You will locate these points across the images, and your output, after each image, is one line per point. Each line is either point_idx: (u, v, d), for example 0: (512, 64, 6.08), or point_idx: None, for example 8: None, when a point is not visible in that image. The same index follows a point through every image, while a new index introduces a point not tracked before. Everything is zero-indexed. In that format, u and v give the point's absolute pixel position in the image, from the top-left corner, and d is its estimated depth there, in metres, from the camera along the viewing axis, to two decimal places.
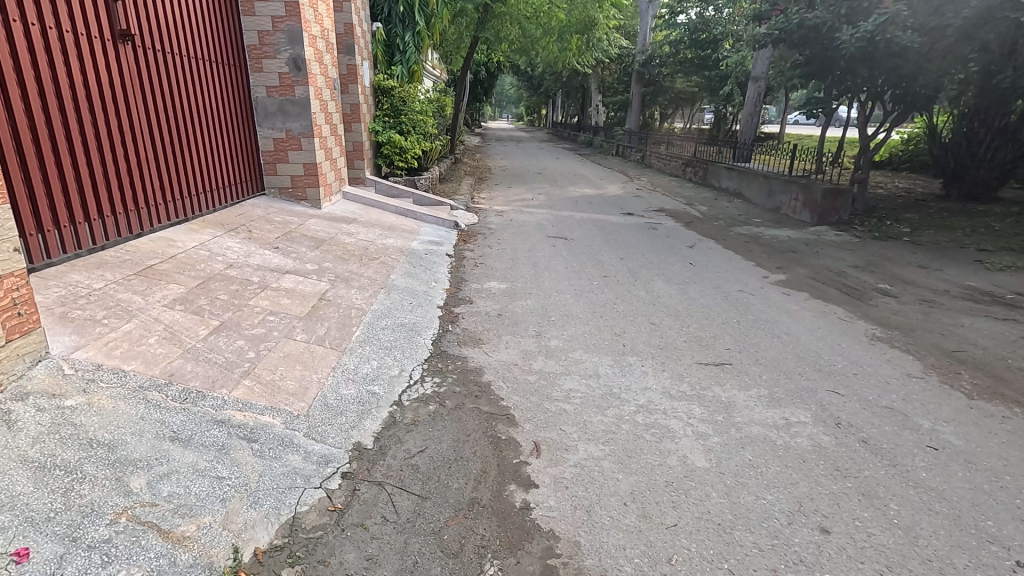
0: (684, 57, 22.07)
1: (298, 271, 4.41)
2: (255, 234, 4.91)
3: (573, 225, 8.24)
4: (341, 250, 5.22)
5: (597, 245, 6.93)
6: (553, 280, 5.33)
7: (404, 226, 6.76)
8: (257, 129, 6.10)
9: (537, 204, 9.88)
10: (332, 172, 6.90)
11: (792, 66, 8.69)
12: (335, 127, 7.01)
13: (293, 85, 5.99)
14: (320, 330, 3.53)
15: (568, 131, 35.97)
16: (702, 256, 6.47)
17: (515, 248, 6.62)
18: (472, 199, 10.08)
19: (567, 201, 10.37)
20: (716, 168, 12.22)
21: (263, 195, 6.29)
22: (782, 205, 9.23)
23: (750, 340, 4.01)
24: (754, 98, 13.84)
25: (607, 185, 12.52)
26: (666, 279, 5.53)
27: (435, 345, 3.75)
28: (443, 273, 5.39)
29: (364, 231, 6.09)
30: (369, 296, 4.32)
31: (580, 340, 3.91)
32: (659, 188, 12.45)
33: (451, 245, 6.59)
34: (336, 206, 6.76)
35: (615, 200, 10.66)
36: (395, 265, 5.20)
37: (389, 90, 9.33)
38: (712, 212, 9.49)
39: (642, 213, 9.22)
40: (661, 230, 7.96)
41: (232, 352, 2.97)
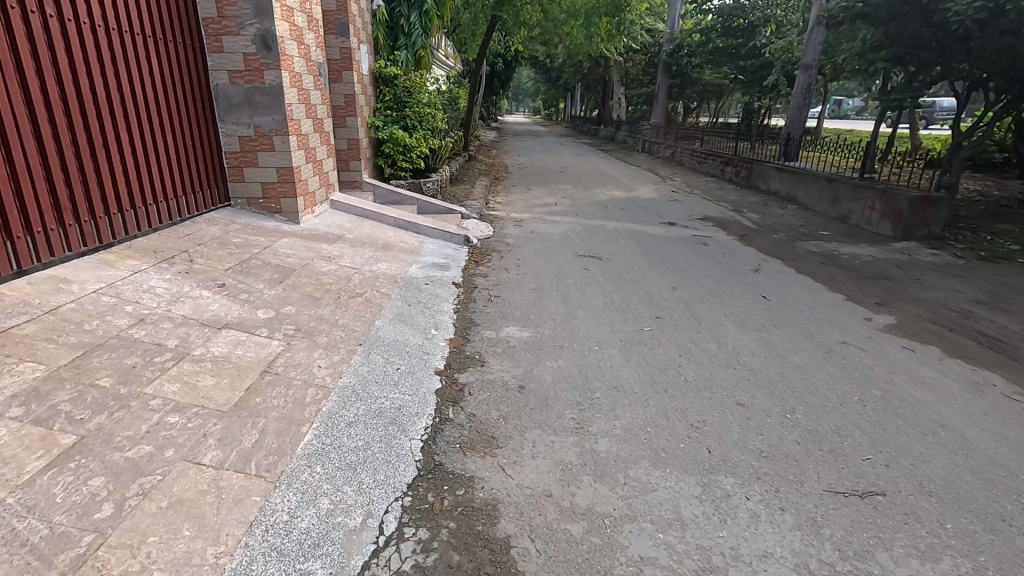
0: (716, 46, 20.65)
1: (245, 322, 3.20)
2: (197, 267, 3.70)
3: (606, 237, 6.93)
4: (315, 283, 4.01)
5: (640, 267, 5.62)
6: (590, 324, 4.06)
7: (403, 243, 5.53)
8: (218, 124, 4.89)
9: (560, 210, 8.59)
10: (317, 177, 5.67)
11: (870, 47, 7.29)
12: (320, 122, 5.77)
13: (262, 69, 4.77)
14: (249, 438, 2.29)
15: (588, 126, 34.56)
16: (775, 285, 5.14)
17: (539, 272, 5.34)
18: (486, 204, 8.81)
19: (596, 206, 9.06)
20: (763, 167, 10.81)
21: (228, 207, 5.08)
22: (852, 214, 7.82)
23: (896, 441, 2.71)
24: (803, 88, 12.35)
25: (638, 187, 11.18)
26: (738, 321, 4.23)
27: (427, 454, 2.50)
28: (447, 313, 4.14)
29: (351, 252, 4.88)
30: (338, 362, 3.08)
31: (640, 440, 2.66)
32: (697, 190, 11.06)
33: (460, 267, 5.34)
34: (321, 220, 5.54)
35: (650, 205, 9.31)
36: (382, 305, 3.95)
37: (392, 80, 8.08)
38: (766, 221, 8.11)
39: (685, 222, 7.87)
40: (713, 246, 6.63)
41: (65, 513, 1.73)
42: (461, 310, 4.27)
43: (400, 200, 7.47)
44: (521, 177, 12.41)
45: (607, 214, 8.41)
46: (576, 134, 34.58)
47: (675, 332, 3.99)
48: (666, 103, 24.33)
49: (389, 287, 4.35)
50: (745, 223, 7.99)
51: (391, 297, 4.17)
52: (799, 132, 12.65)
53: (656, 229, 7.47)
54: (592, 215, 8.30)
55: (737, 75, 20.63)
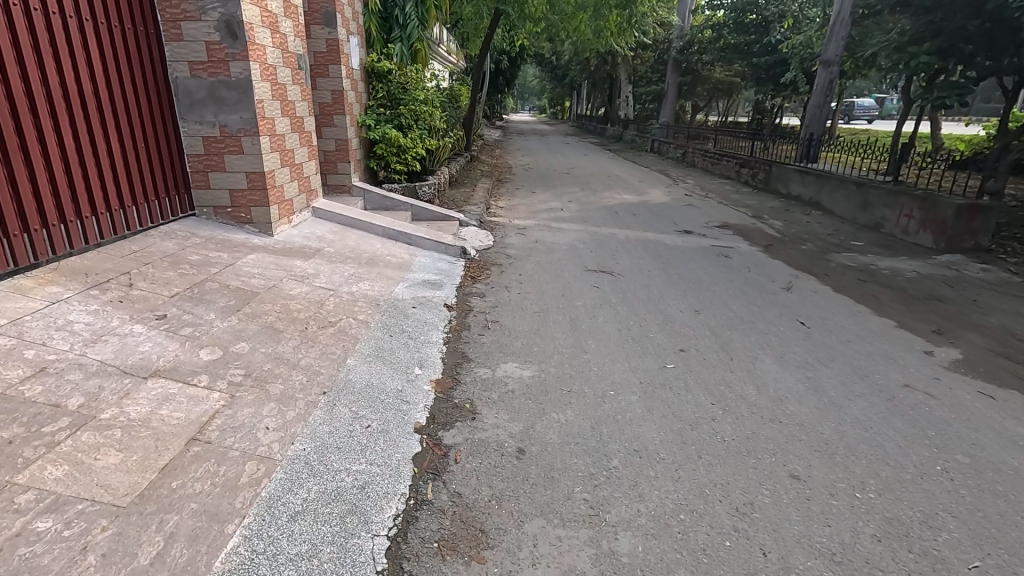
0: (728, 43, 20.05)
1: (182, 367, 2.61)
2: (136, 293, 3.11)
3: (617, 247, 6.32)
4: (280, 311, 3.42)
5: (657, 284, 5.01)
6: (603, 360, 3.45)
7: (389, 258, 4.93)
8: (179, 123, 4.30)
9: (567, 216, 7.98)
10: (295, 182, 5.07)
11: (909, 39, 6.65)
12: (300, 121, 5.18)
13: (227, 61, 4.18)
14: (149, 551, 1.69)
15: (594, 125, 33.94)
16: (812, 308, 4.51)
17: (543, 291, 4.74)
18: (487, 209, 8.21)
19: (605, 212, 8.45)
20: (782, 169, 10.16)
21: (192, 217, 4.49)
22: (886, 222, 7.17)
23: (1007, 538, 2.08)
24: (823, 86, 11.72)
25: (649, 190, 10.56)
26: (777, 356, 3.61)
27: (394, 561, 1.89)
28: (435, 346, 3.53)
29: (329, 269, 4.28)
30: (291, 422, 2.47)
31: (674, 537, 2.05)
32: (712, 194, 10.42)
33: (455, 285, 4.73)
34: (299, 230, 4.95)
35: (664, 210, 8.68)
36: (356, 339, 3.34)
37: (386, 75, 7.49)
38: (791, 229, 7.47)
39: (703, 230, 7.23)
40: (736, 259, 6.00)
41: None
42: (452, 340, 3.67)
43: (392, 206, 6.87)
44: (525, 178, 11.80)
45: (617, 220, 7.79)
46: (583, 133, 33.96)
47: (704, 370, 3.38)
48: (675, 101, 23.69)
49: (369, 313, 3.75)
50: (768, 231, 7.35)
51: (369, 326, 3.56)
52: (819, 131, 12.05)
53: (672, 238, 6.86)
54: (600, 222, 7.68)
55: (750, 73, 20.03)
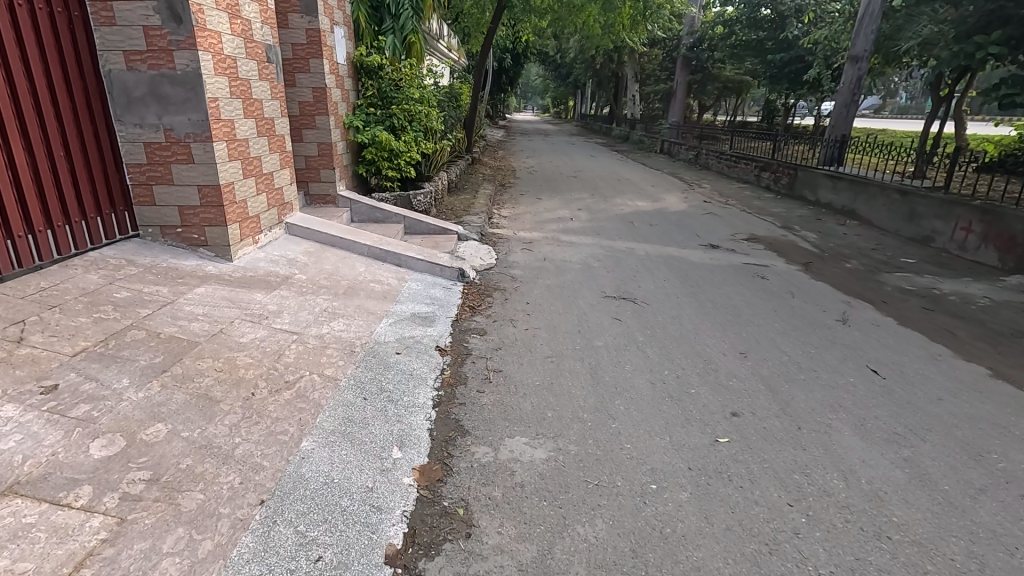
0: (742, 39, 19.31)
1: (59, 472, 1.86)
2: (27, 352, 2.36)
3: (637, 266, 5.55)
4: (224, 367, 2.68)
5: (689, 316, 4.24)
6: (636, 431, 2.69)
7: (372, 285, 4.17)
8: (116, 126, 3.55)
9: (578, 228, 7.22)
10: (264, 196, 4.32)
11: (966, 29, 5.87)
12: (270, 124, 4.42)
13: (171, 50, 3.45)
14: None
15: (599, 124, 33.16)
16: (880, 348, 3.75)
17: (556, 325, 3.98)
18: (489, 219, 7.45)
19: (620, 222, 7.69)
20: (809, 174, 9.39)
21: (135, 239, 3.74)
22: (936, 235, 6.39)
23: None
24: (850, 84, 10.93)
25: (664, 197, 9.79)
26: (856, 423, 2.85)
27: None
28: (421, 414, 2.77)
29: (296, 303, 3.53)
30: (202, 563, 1.70)
31: None
32: (732, 201, 9.64)
33: (450, 319, 3.98)
34: (268, 252, 4.20)
35: (683, 220, 7.91)
36: (317, 409, 2.58)
37: (377, 71, 6.72)
38: (828, 243, 6.69)
39: (730, 245, 6.46)
40: (774, 280, 5.24)
41: None
42: (443, 401, 2.92)
43: (382, 218, 6.12)
44: (530, 183, 11.03)
45: (633, 232, 7.02)
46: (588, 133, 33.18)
47: (767, 448, 2.62)
48: (685, 100, 22.90)
49: (339, 365, 2.99)
50: (803, 246, 6.57)
51: (337, 387, 2.80)
52: (844, 131, 11.23)
53: (698, 254, 6.09)
54: (615, 233, 6.92)
55: (763, 71, 19.27)
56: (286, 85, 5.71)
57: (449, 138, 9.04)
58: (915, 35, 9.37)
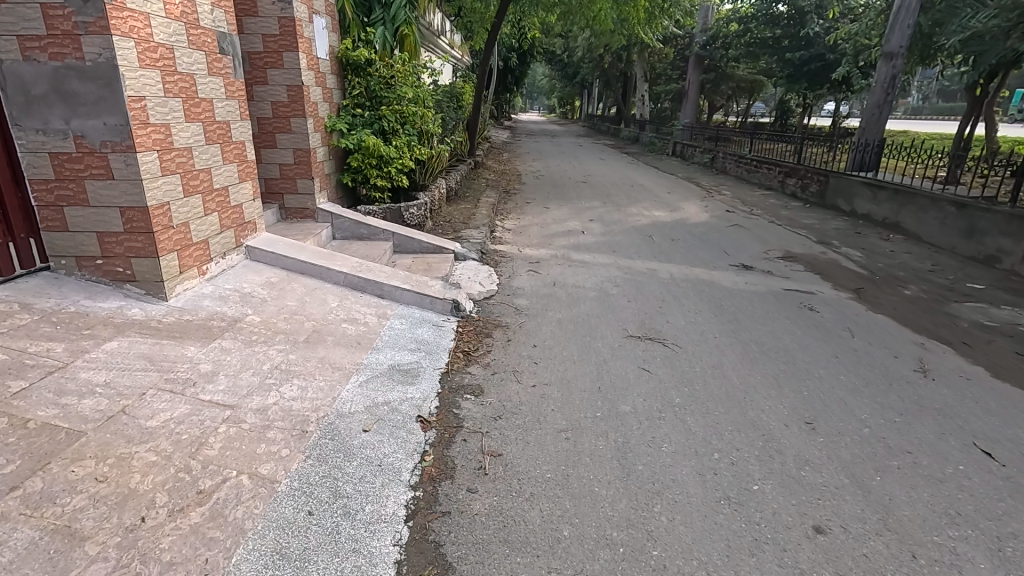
0: (758, 36, 18.49)
1: None
2: None
3: (662, 293, 4.77)
4: (111, 473, 1.92)
5: (733, 366, 3.45)
6: (688, 568, 1.91)
7: (343, 328, 3.40)
8: (11, 133, 2.80)
9: (591, 243, 6.44)
10: (215, 216, 3.55)
11: None
12: (224, 128, 3.65)
13: (75, 35, 2.66)
14: None
15: (607, 125, 32.35)
16: (982, 416, 2.95)
17: (570, 380, 3.20)
18: (492, 233, 6.69)
19: (636, 236, 6.90)
20: (842, 181, 8.58)
21: (44, 275, 2.99)
22: (1003, 255, 5.57)
23: None
24: (883, 83, 10.10)
25: (682, 205, 9.01)
26: (992, 550, 2.05)
27: None
28: (387, 534, 1.99)
29: (239, 360, 2.77)
30: None
31: None
32: (757, 210, 8.84)
33: (438, 371, 3.21)
34: (217, 286, 3.43)
35: (708, 234, 7.12)
36: (235, 544, 1.79)
37: (365, 68, 5.95)
38: (876, 263, 5.89)
39: (766, 266, 5.66)
40: (826, 313, 4.43)
41: None
42: (420, 511, 2.13)
43: (368, 234, 5.35)
44: (538, 189, 10.25)
45: (653, 249, 6.24)
46: (595, 133, 32.39)
47: None
48: (697, 100, 22.11)
49: (282, 459, 2.22)
50: (848, 267, 5.77)
51: (272, 500, 2.02)
52: (877, 134, 10.40)
53: (731, 278, 5.30)
54: (633, 251, 6.14)
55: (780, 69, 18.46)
56: (257, 82, 4.96)
57: (448, 142, 8.26)
58: (958, 29, 8.55)
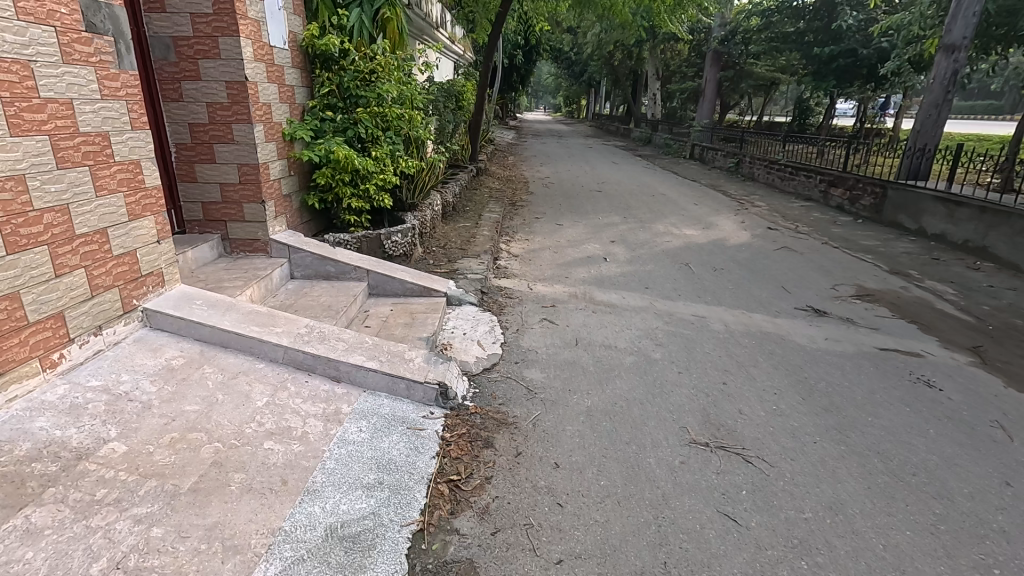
0: (781, 31, 17.32)
1: None
2: None
3: (723, 360, 3.56)
4: None
5: (865, 513, 2.23)
6: None
7: (264, 452, 2.22)
8: None
9: (618, 276, 5.24)
10: (80, 275, 2.36)
11: None
12: (100, 143, 2.47)
13: None
14: None
15: (616, 125, 31.12)
16: None
17: (617, 546, 2.02)
18: (495, 261, 5.52)
19: (670, 264, 5.71)
20: (904, 194, 7.37)
21: None
22: None
23: None
24: (942, 80, 8.88)
25: (715, 221, 7.81)
26: None
27: None
28: None
29: (50, 556, 1.59)
30: None
31: None
32: (803, 228, 7.64)
33: (408, 532, 2.02)
34: (75, 385, 2.25)
35: (755, 262, 5.91)
36: None
37: (336, 60, 4.77)
38: (979, 305, 4.68)
39: (842, 311, 4.46)
40: (953, 392, 3.23)
41: None
42: None
43: (336, 273, 4.17)
44: (548, 201, 9.05)
45: (695, 285, 5.04)
46: (604, 134, 31.16)
47: None
48: (714, 99, 20.93)
49: None
50: (947, 311, 4.56)
51: None
52: (933, 135, 9.13)
53: (805, 330, 4.09)
54: (671, 288, 4.93)
55: (806, 65, 17.28)
56: (187, 77, 3.77)
57: (442, 151, 7.06)
58: None
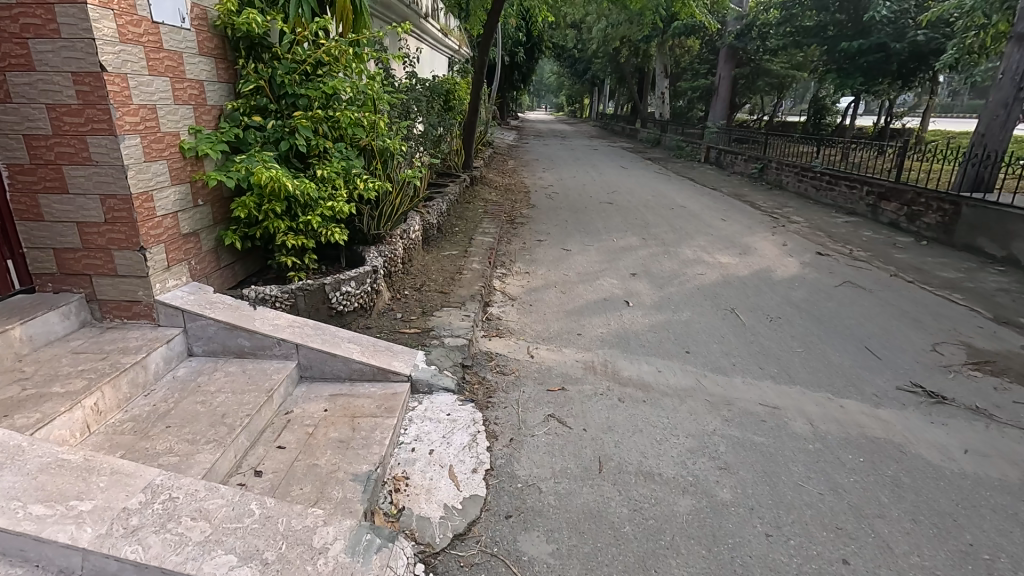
0: (802, 24, 16.06)
1: None
2: None
3: (830, 505, 2.29)
4: None
5: None
6: None
7: None
8: None
9: (647, 333, 3.97)
10: None
11: None
12: None
13: None
14: None
15: (621, 125, 29.86)
16: None
17: None
18: (485, 310, 4.27)
19: (712, 311, 4.44)
20: (984, 213, 6.08)
21: None
22: None
23: None
24: (1013, 75, 7.54)
25: (752, 245, 6.55)
26: None
27: None
28: None
29: None
30: None
31: None
32: (858, 252, 6.37)
33: None
34: None
35: (819, 306, 4.64)
36: None
37: (268, 45, 3.56)
38: None
39: (968, 397, 3.18)
40: None
41: None
42: None
43: (253, 348, 2.91)
44: (553, 217, 7.79)
45: (751, 348, 3.77)
46: (610, 134, 29.84)
47: None
48: (728, 98, 19.66)
49: None
50: None
51: None
52: (1001, 141, 7.80)
53: (930, 436, 2.81)
54: (720, 354, 3.66)
55: (830, 61, 15.99)
56: (15, 67, 2.52)
57: (423, 165, 5.80)
58: None
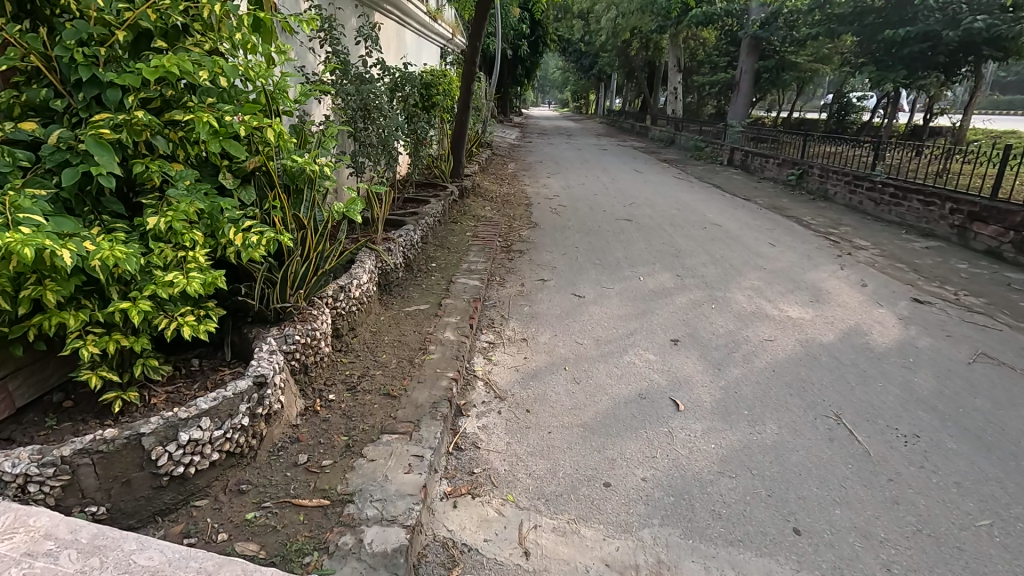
0: (835, 12, 14.40)
1: None
2: None
3: None
4: None
5: None
6: None
7: None
8: None
9: (718, 480, 2.42)
10: None
11: None
12: None
13: None
14: None
15: (629, 122, 28.22)
16: None
17: None
18: (455, 427, 2.72)
19: (808, 423, 2.87)
20: None
21: None
22: None
23: None
24: None
25: (822, 287, 4.98)
26: None
27: None
28: None
29: None
30: None
31: None
32: (967, 298, 4.79)
33: None
34: None
35: (967, 407, 3.06)
36: None
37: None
38: None
39: None
40: None
41: None
42: None
43: None
44: (559, 242, 6.24)
45: (904, 525, 2.18)
46: (617, 132, 28.19)
47: None
48: (749, 94, 18.01)
49: None
50: None
51: None
52: None
53: None
54: (856, 543, 2.10)
55: (867, 53, 14.32)
56: None
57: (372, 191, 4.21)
58: None
